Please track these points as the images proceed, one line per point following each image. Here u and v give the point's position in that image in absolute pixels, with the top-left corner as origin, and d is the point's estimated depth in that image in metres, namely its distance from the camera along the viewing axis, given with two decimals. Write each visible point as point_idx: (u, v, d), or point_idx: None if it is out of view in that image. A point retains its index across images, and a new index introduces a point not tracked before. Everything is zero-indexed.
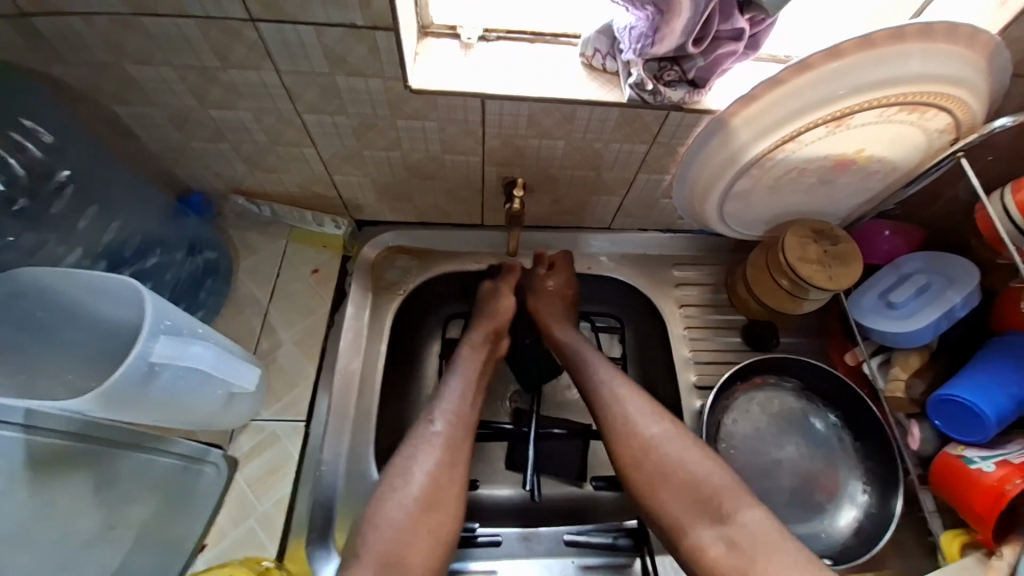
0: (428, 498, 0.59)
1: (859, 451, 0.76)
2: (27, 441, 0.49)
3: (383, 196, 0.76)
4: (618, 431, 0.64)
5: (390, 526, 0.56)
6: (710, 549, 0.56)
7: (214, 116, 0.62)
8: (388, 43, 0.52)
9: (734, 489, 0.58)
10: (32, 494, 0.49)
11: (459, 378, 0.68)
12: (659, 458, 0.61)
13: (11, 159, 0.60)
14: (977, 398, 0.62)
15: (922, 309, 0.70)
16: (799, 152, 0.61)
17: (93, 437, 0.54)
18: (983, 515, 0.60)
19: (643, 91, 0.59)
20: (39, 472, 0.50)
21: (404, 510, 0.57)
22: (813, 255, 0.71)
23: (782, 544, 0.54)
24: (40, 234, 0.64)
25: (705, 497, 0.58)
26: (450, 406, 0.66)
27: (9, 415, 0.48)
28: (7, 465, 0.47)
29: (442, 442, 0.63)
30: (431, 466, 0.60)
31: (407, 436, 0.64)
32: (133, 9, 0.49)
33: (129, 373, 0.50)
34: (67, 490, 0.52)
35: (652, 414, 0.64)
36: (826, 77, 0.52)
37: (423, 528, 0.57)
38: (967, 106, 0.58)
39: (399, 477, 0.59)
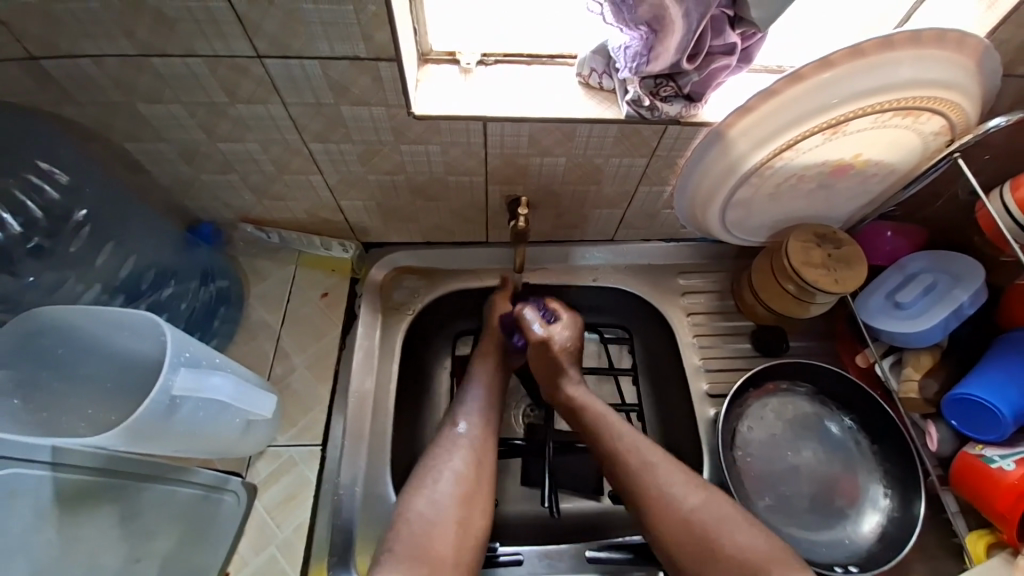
0: (461, 492, 0.61)
1: (878, 453, 0.75)
2: (54, 477, 0.49)
3: (389, 218, 0.77)
4: (652, 506, 0.62)
5: (422, 519, 0.58)
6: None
7: (224, 149, 0.63)
8: (391, 73, 0.54)
9: (782, 560, 0.57)
10: (60, 530, 0.48)
11: (478, 384, 0.71)
12: (697, 530, 0.60)
13: (29, 203, 0.65)
14: (990, 395, 0.62)
15: (929, 308, 0.71)
16: (797, 159, 0.62)
17: (117, 470, 0.54)
18: (1005, 514, 0.60)
19: (640, 107, 0.60)
20: (68, 507, 0.49)
21: (437, 505, 0.59)
22: (817, 259, 0.72)
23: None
24: (61, 272, 0.66)
25: (753, 569, 0.56)
26: (472, 408, 0.69)
27: (37, 453, 0.48)
28: (36, 502, 0.47)
29: (468, 442, 0.66)
30: (460, 463, 0.63)
31: (434, 440, 0.67)
32: (144, 51, 0.51)
33: (154, 408, 0.50)
34: (93, 524, 0.51)
35: (684, 482, 0.63)
36: (820, 87, 0.53)
37: (455, 520, 0.59)
38: (960, 107, 0.59)
39: (429, 476, 0.62)
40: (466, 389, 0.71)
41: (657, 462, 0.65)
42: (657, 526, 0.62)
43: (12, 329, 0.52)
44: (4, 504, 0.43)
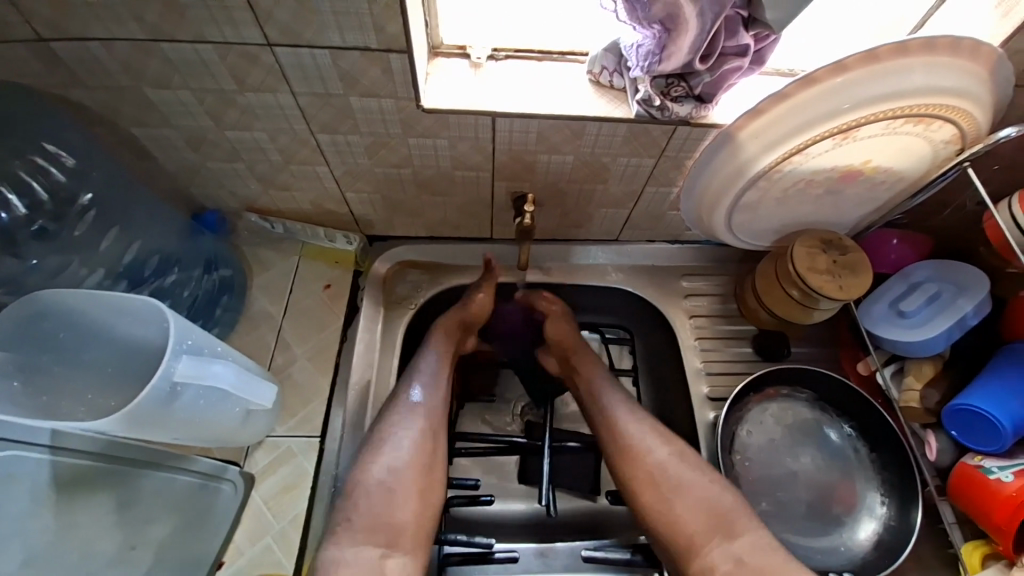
0: (418, 464, 0.60)
1: (876, 461, 0.74)
2: (54, 462, 0.48)
3: (394, 212, 0.77)
4: (628, 457, 0.65)
5: (380, 489, 0.58)
6: (720, 569, 0.57)
7: (231, 137, 0.63)
8: (402, 65, 0.53)
9: (744, 511, 0.60)
10: (57, 515, 0.47)
11: (436, 351, 0.69)
12: (669, 477, 0.62)
13: (34, 183, 0.64)
14: (992, 407, 0.62)
15: (933, 318, 0.71)
16: (806, 164, 0.62)
17: (116, 456, 0.54)
18: (1003, 525, 0.60)
19: (651, 106, 0.60)
20: (66, 493, 0.49)
21: (395, 474, 0.59)
22: (822, 265, 0.72)
23: (790, 565, 0.56)
24: (64, 256, 0.67)
25: (717, 515, 0.60)
26: (430, 375, 0.67)
27: (37, 435, 0.47)
28: (34, 485, 0.46)
29: (423, 411, 0.64)
30: (414, 434, 0.62)
31: (389, 407, 0.64)
32: (153, 35, 0.50)
33: (154, 393, 0.50)
34: (91, 510, 0.50)
35: (659, 436, 0.66)
36: (831, 92, 0.53)
37: (413, 492, 0.59)
38: (972, 116, 0.58)
39: (384, 445, 0.60)
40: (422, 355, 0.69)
41: (638, 416, 0.68)
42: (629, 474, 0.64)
43: (14, 312, 0.51)
44: (4, 487, 0.43)
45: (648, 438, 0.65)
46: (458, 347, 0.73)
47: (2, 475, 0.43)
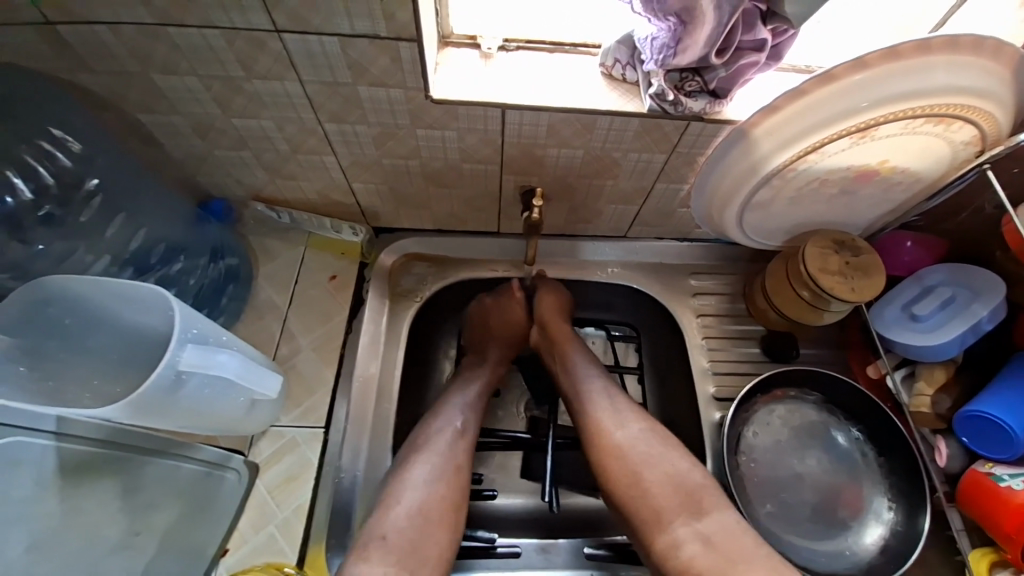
0: (451, 495, 0.61)
1: (884, 466, 0.73)
2: (58, 449, 0.49)
3: (401, 203, 0.76)
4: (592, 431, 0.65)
5: (414, 515, 0.58)
6: (686, 549, 0.56)
7: (239, 125, 0.62)
8: (411, 54, 0.53)
9: (714, 491, 0.60)
10: (62, 500, 0.48)
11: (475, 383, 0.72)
12: (639, 449, 0.62)
13: (40, 168, 0.64)
14: (1004, 413, 0.61)
15: (947, 322, 0.69)
16: (821, 163, 0.60)
17: (122, 443, 0.54)
18: (1013, 535, 0.59)
19: (663, 101, 0.59)
20: (70, 478, 0.50)
21: (428, 503, 0.59)
22: (834, 266, 0.70)
23: (754, 547, 0.55)
24: (70, 242, 0.66)
25: (687, 492, 0.59)
26: (466, 406, 0.69)
27: (43, 422, 0.48)
28: (39, 471, 0.47)
29: (463, 443, 0.65)
30: (450, 464, 0.63)
31: (428, 434, 0.66)
32: (161, 20, 0.50)
33: (159, 381, 0.50)
34: (96, 495, 0.51)
35: (631, 414, 0.66)
36: (850, 89, 0.52)
37: (442, 522, 0.59)
38: (994, 117, 0.57)
39: (419, 473, 0.61)
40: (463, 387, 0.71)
41: (611, 393, 0.68)
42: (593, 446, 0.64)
43: (19, 298, 0.51)
44: (9, 473, 0.45)
45: (615, 414, 0.65)
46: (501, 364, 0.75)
47: (4, 462, 0.44)
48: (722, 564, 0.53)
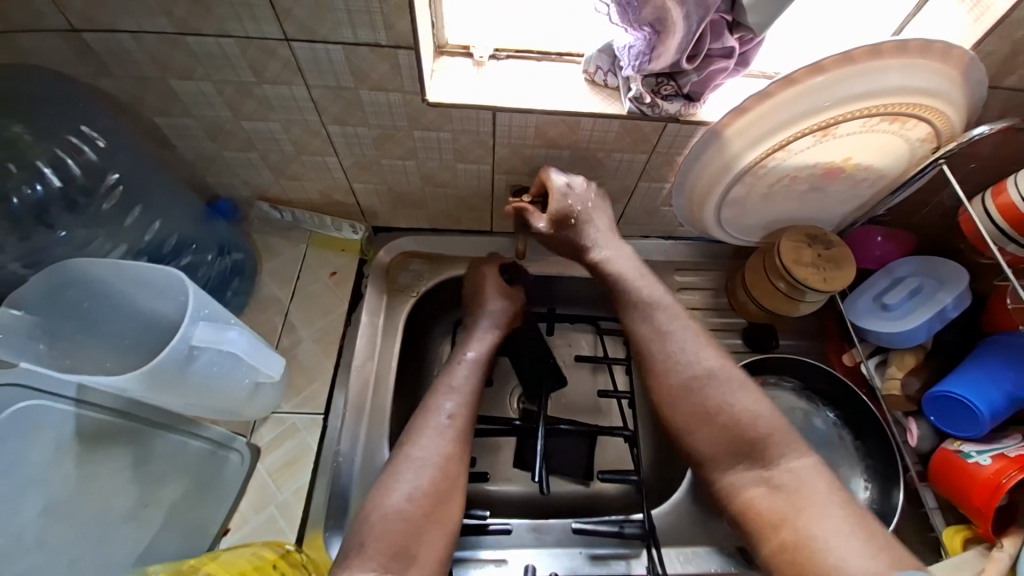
0: (435, 492, 0.61)
1: (860, 448, 0.76)
2: (78, 414, 0.55)
3: (398, 203, 0.81)
4: (667, 371, 0.66)
5: (397, 516, 0.59)
6: (749, 492, 0.59)
7: (247, 127, 0.67)
8: (409, 61, 0.58)
9: (783, 436, 0.60)
10: (79, 465, 0.53)
11: (468, 368, 0.73)
12: (709, 394, 0.63)
13: (69, 161, 0.67)
14: (968, 391, 0.65)
15: (914, 310, 0.74)
16: (789, 160, 0.65)
17: (134, 415, 0.59)
18: (981, 507, 0.61)
19: (642, 104, 0.64)
20: (86, 444, 0.55)
21: (411, 502, 0.60)
22: (807, 258, 0.75)
23: (828, 495, 0.56)
24: (90, 231, 0.69)
25: (751, 441, 0.60)
26: (457, 392, 0.70)
27: (63, 389, 0.55)
28: (59, 437, 0.53)
29: (450, 433, 0.66)
30: (442, 458, 0.64)
31: (416, 422, 0.67)
32: (180, 29, 0.54)
33: (173, 355, 0.53)
34: (110, 463, 0.56)
35: (707, 351, 0.67)
36: (811, 90, 0.57)
37: (431, 521, 0.60)
38: (945, 115, 0.62)
39: (405, 471, 0.62)
40: (453, 370, 0.72)
41: (677, 330, 0.68)
42: (663, 389, 0.66)
43: (43, 280, 0.53)
44: (27, 435, 0.51)
45: (684, 354, 0.66)
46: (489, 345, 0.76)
47: (23, 423, 0.51)
48: (791, 507, 0.55)
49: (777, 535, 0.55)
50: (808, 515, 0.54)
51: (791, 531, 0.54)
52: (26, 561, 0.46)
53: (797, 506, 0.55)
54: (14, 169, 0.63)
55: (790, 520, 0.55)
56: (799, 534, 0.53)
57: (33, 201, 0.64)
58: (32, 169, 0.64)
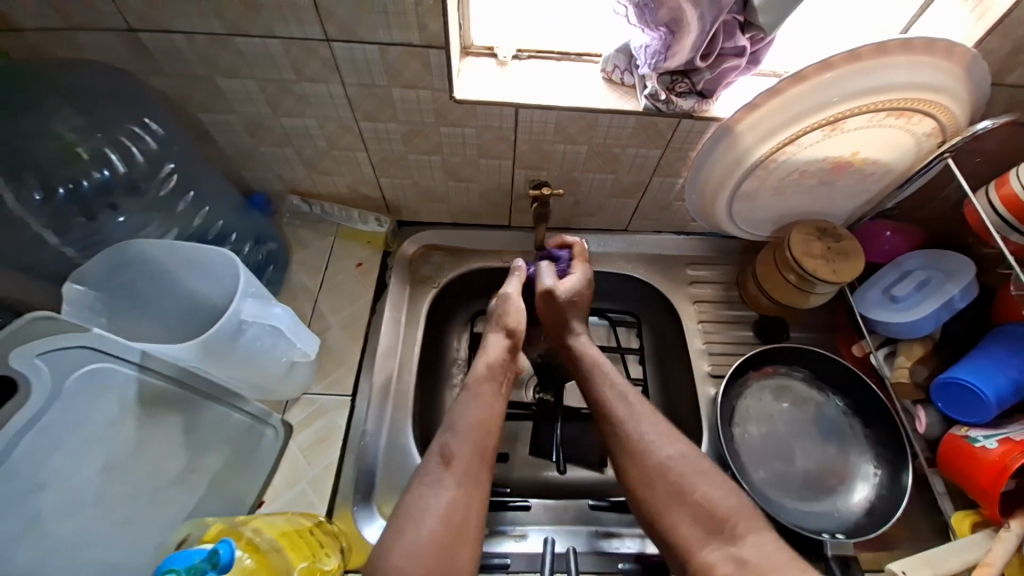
0: (444, 538, 0.56)
1: (870, 436, 0.78)
2: (140, 379, 0.52)
3: (422, 197, 0.85)
4: (634, 455, 0.65)
5: (400, 565, 0.53)
6: (719, 569, 0.56)
7: (285, 123, 0.72)
8: (439, 60, 0.62)
9: (749, 515, 0.59)
10: (138, 428, 0.52)
11: (474, 398, 0.69)
12: (679, 475, 0.62)
13: (134, 149, 0.70)
14: (975, 377, 0.67)
15: (923, 301, 0.76)
16: (799, 154, 0.69)
17: (188, 384, 0.57)
18: (988, 489, 0.63)
19: (657, 101, 0.67)
20: (146, 409, 0.53)
21: (417, 548, 0.55)
22: (817, 251, 0.77)
23: (790, 563, 0.54)
24: (144, 216, 0.72)
25: (716, 520, 0.59)
26: (465, 421, 0.66)
27: (130, 353, 0.50)
28: (122, 398, 0.50)
29: (457, 469, 0.62)
30: (450, 496, 0.59)
31: (421, 466, 0.63)
32: (231, 31, 0.59)
33: (224, 329, 0.58)
34: (164, 428, 0.55)
35: (671, 441, 0.66)
36: (820, 86, 0.60)
37: (438, 569, 0.54)
38: (950, 111, 0.64)
39: (411, 515, 0.57)
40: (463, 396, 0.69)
41: (643, 417, 0.68)
42: (637, 477, 0.64)
43: (110, 256, 0.58)
44: (97, 397, 0.47)
45: (651, 440, 0.66)
46: (506, 376, 0.74)
47: (95, 383, 0.47)
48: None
49: None
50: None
51: None
52: (83, 518, 0.46)
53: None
54: (84, 154, 0.66)
55: None
56: None
57: (100, 183, 0.68)
58: (101, 155, 0.67)
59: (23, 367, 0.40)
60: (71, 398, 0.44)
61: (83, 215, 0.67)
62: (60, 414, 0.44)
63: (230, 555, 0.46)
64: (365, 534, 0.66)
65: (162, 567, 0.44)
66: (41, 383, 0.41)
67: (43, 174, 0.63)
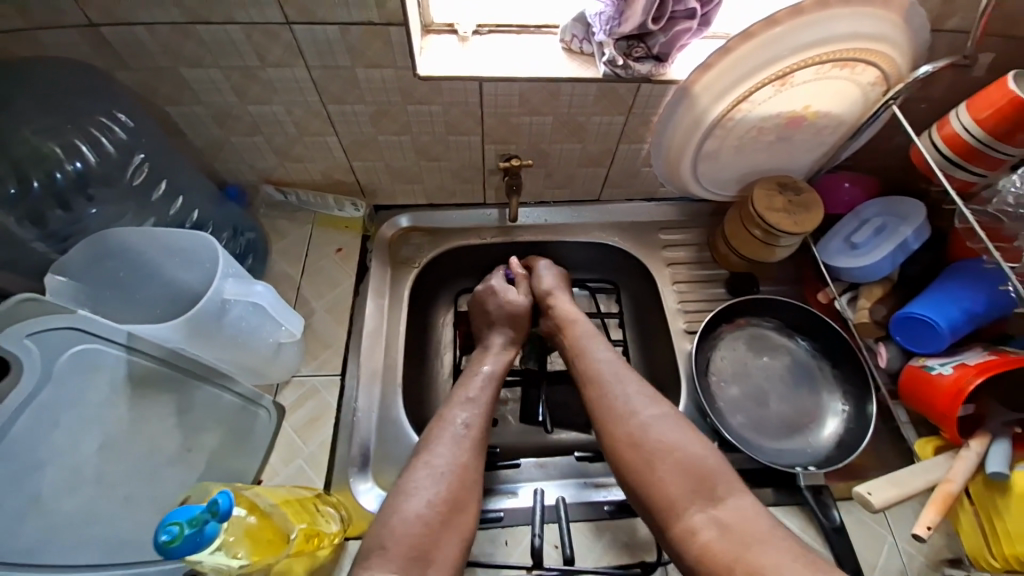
0: (452, 499, 0.60)
1: (838, 376, 0.82)
2: (129, 360, 0.53)
3: (396, 179, 0.86)
4: (615, 419, 0.67)
5: (416, 521, 0.57)
6: (702, 534, 0.55)
7: (253, 111, 0.72)
8: (400, 37, 0.63)
9: (728, 475, 0.60)
10: (130, 408, 0.53)
11: (487, 380, 0.74)
12: (662, 432, 0.64)
13: (103, 139, 0.70)
14: (929, 310, 0.71)
15: (879, 245, 0.80)
16: (754, 111, 0.72)
17: (178, 365, 0.58)
18: (945, 412, 0.66)
19: (615, 67, 0.69)
20: (136, 389, 0.54)
21: (431, 507, 0.59)
22: (778, 205, 0.81)
23: (771, 533, 0.53)
24: (120, 207, 0.73)
25: (699, 480, 0.59)
26: (473, 399, 0.71)
27: (116, 334, 0.51)
28: (113, 378, 0.52)
29: (467, 443, 0.66)
30: (456, 464, 0.63)
31: (431, 434, 0.67)
32: (191, 19, 0.60)
33: (209, 306, 0.60)
34: (156, 408, 0.56)
35: (650, 402, 0.68)
36: (769, 42, 0.63)
37: (448, 527, 0.58)
38: (891, 58, 0.68)
39: (423, 478, 0.61)
40: (470, 383, 0.73)
41: (621, 382, 0.70)
42: (619, 438, 0.65)
43: (87, 247, 0.59)
44: (88, 377, 0.49)
45: (633, 401, 0.67)
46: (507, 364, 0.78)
47: (86, 363, 0.48)
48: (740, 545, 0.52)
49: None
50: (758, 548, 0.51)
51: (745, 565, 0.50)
52: (85, 496, 0.47)
53: (747, 546, 0.52)
54: (57, 150, 0.66)
55: (743, 559, 0.51)
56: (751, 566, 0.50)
57: (74, 175, 0.68)
58: (72, 148, 0.67)
59: (14, 347, 0.42)
60: (63, 377, 0.46)
61: (60, 206, 0.67)
62: (54, 395, 0.45)
63: (230, 503, 0.44)
64: (361, 502, 0.68)
65: (166, 520, 0.42)
66: (31, 363, 0.43)
67: (19, 170, 0.63)
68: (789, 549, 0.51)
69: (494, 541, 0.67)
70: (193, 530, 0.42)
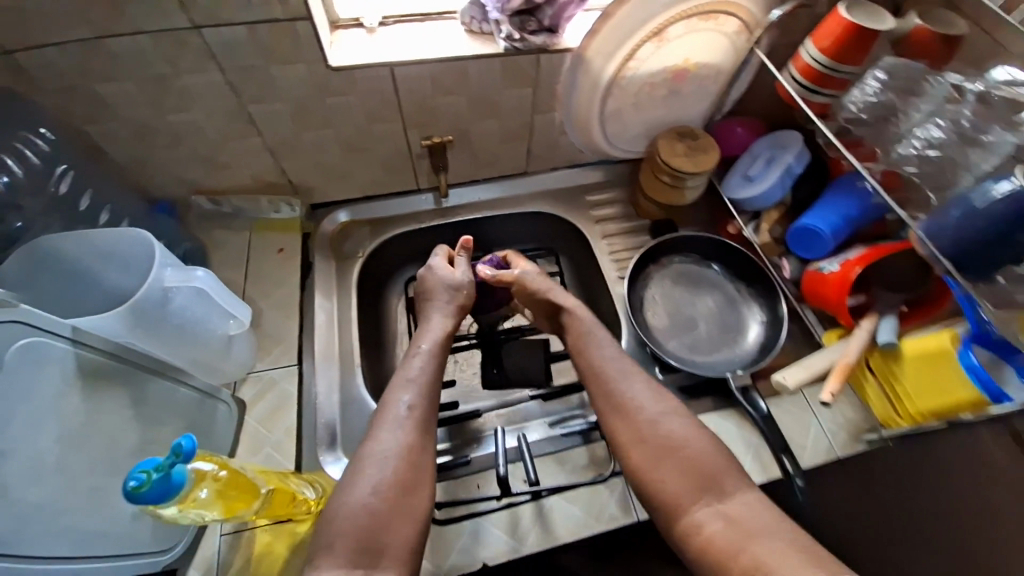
0: (400, 482, 0.61)
1: (754, 294, 0.92)
2: (77, 354, 0.54)
3: (328, 175, 0.90)
4: (589, 373, 0.72)
5: (364, 511, 0.58)
6: (707, 527, 0.56)
7: (173, 120, 0.74)
8: (307, 31, 0.67)
9: (732, 470, 0.61)
10: (85, 400, 0.54)
11: (421, 356, 0.74)
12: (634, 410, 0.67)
13: (27, 151, 0.72)
14: (814, 220, 0.81)
15: (769, 174, 0.90)
16: (642, 67, 0.81)
17: (127, 358, 0.59)
18: (837, 302, 0.76)
19: (513, 41, 0.77)
20: (89, 382, 0.55)
21: (378, 494, 0.60)
22: (679, 150, 0.90)
23: (776, 524, 0.54)
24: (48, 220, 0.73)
25: (706, 477, 0.60)
26: (418, 376, 0.71)
27: (60, 328, 0.52)
28: (63, 370, 0.52)
29: (410, 424, 0.66)
30: (401, 447, 0.64)
31: (377, 416, 0.67)
32: (99, 34, 0.62)
33: (150, 297, 0.61)
34: (111, 403, 0.57)
35: (643, 385, 0.70)
36: (638, 4, 0.72)
37: (397, 512, 0.59)
38: (744, 9, 0.78)
39: (369, 465, 0.62)
40: (409, 363, 0.73)
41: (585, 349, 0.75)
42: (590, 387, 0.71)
43: (25, 253, 0.61)
44: (41, 368, 0.50)
45: (600, 369, 0.72)
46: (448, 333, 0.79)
47: (35, 356, 0.49)
48: (743, 535, 0.54)
49: (735, 565, 0.52)
50: (763, 544, 0.52)
51: (750, 556, 0.52)
52: (49, 487, 0.48)
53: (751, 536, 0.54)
54: None
55: (744, 552, 0.53)
56: (757, 559, 0.51)
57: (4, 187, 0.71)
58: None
59: None
60: (14, 369, 0.47)
61: None
62: (7, 384, 0.46)
63: (192, 446, 0.48)
64: (329, 473, 0.71)
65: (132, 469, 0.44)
66: None
67: None
68: (795, 540, 0.52)
69: (467, 485, 0.72)
70: (161, 473, 0.44)
